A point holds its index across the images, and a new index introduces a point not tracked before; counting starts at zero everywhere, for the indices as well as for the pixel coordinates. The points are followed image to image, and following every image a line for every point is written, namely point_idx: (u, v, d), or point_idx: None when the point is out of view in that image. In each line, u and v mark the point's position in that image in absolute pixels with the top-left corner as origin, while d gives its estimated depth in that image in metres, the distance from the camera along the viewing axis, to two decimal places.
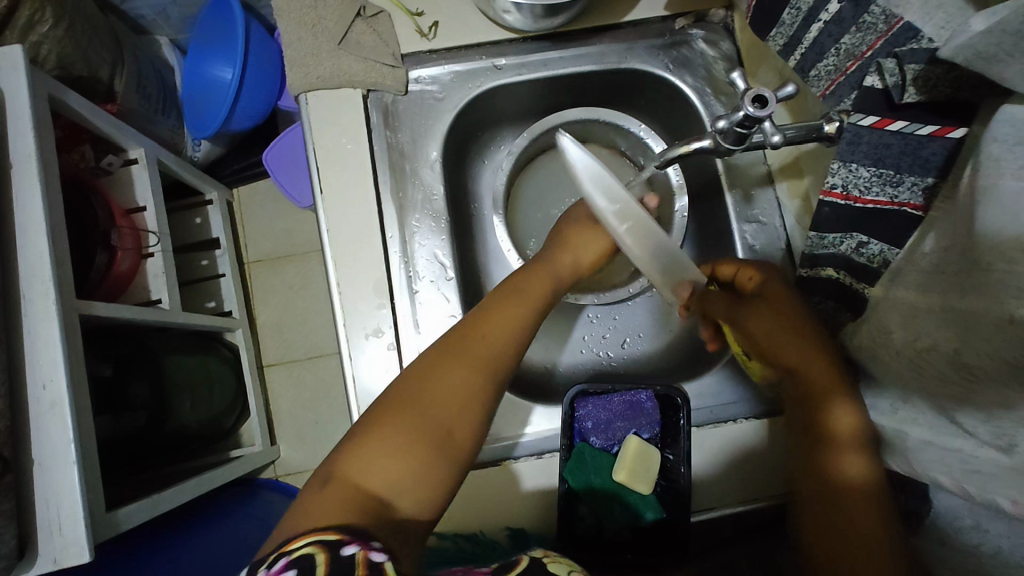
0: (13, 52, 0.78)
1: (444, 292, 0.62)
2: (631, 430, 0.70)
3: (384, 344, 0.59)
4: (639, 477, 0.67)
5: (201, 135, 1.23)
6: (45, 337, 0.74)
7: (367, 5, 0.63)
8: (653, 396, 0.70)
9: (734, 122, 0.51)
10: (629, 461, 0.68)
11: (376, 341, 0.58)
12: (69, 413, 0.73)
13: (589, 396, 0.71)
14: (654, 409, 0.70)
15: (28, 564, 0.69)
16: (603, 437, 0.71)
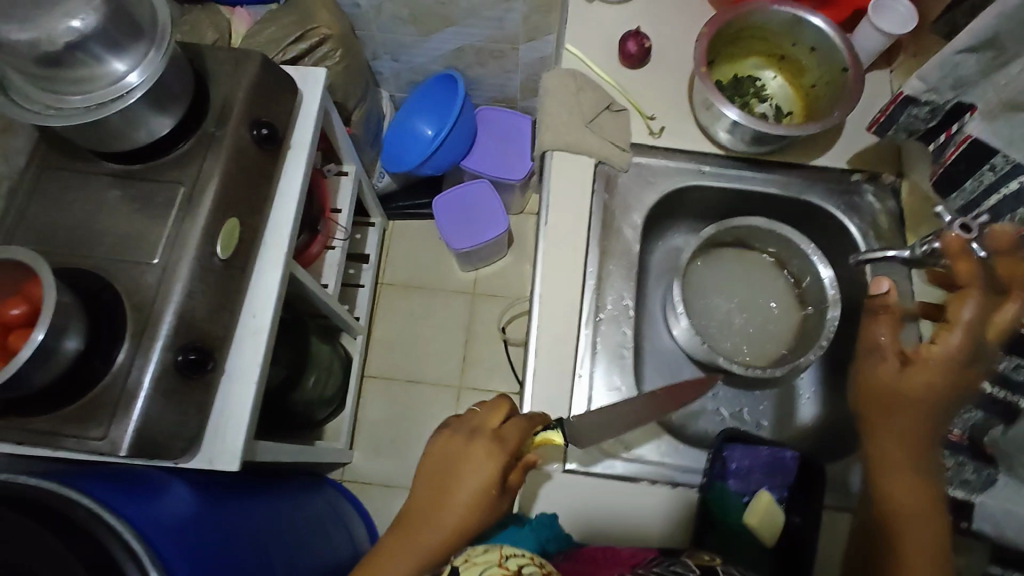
0: (319, 72, 1.03)
1: (622, 327, 0.74)
2: (765, 486, 0.79)
3: (564, 351, 0.71)
4: (764, 526, 0.76)
5: (392, 170, 1.48)
6: (268, 278, 0.90)
7: (614, 102, 0.80)
8: (796, 456, 0.79)
9: (944, 244, 0.67)
10: (760, 511, 0.77)
11: (559, 348, 0.71)
12: (264, 342, 0.87)
13: (736, 442, 0.80)
14: (793, 468, 0.79)
15: (191, 454, 0.80)
16: (739, 483, 0.78)
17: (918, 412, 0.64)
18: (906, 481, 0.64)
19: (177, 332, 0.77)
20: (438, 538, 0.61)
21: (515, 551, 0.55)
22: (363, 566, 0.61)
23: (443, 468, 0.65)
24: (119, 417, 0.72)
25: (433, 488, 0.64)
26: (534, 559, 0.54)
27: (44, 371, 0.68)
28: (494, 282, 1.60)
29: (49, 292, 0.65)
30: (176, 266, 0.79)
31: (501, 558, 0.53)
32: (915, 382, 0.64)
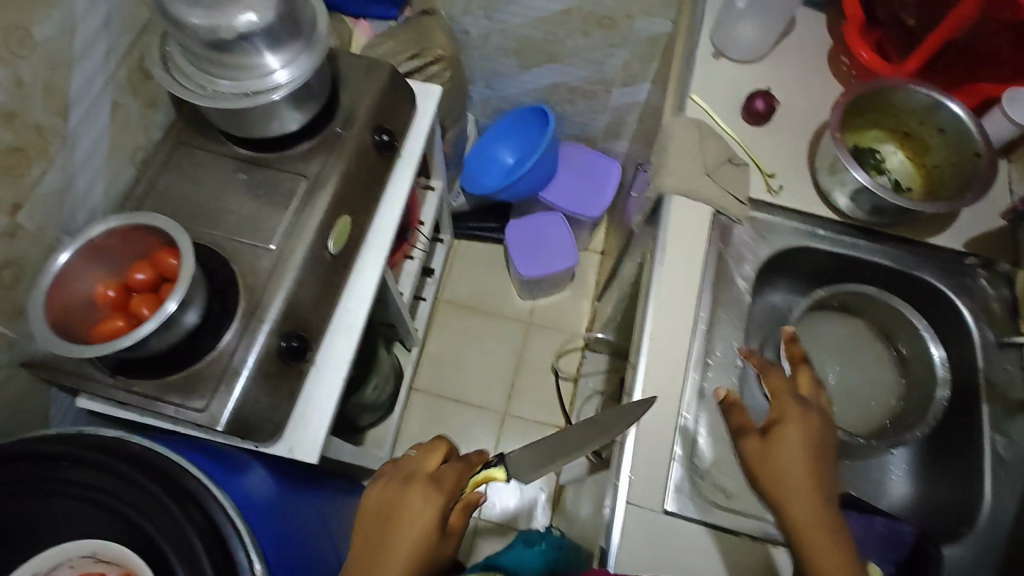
0: (434, 90, 1.08)
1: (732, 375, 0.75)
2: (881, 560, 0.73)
3: (674, 387, 0.72)
4: None
5: (469, 192, 1.52)
6: (366, 278, 0.92)
7: (736, 156, 0.82)
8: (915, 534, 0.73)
9: None
10: None
11: (669, 384, 0.72)
12: (355, 340, 0.88)
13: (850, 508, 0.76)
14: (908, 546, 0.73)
15: (274, 441, 0.80)
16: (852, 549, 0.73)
17: (808, 461, 0.61)
18: (806, 507, 0.59)
19: (283, 318, 0.79)
20: None
21: None
22: None
23: (380, 513, 0.64)
24: (221, 393, 0.73)
25: (371, 533, 0.63)
26: None
27: (164, 337, 0.70)
28: (551, 313, 1.61)
29: (188, 258, 0.69)
30: (291, 254, 0.82)
31: None
32: (801, 446, 0.61)
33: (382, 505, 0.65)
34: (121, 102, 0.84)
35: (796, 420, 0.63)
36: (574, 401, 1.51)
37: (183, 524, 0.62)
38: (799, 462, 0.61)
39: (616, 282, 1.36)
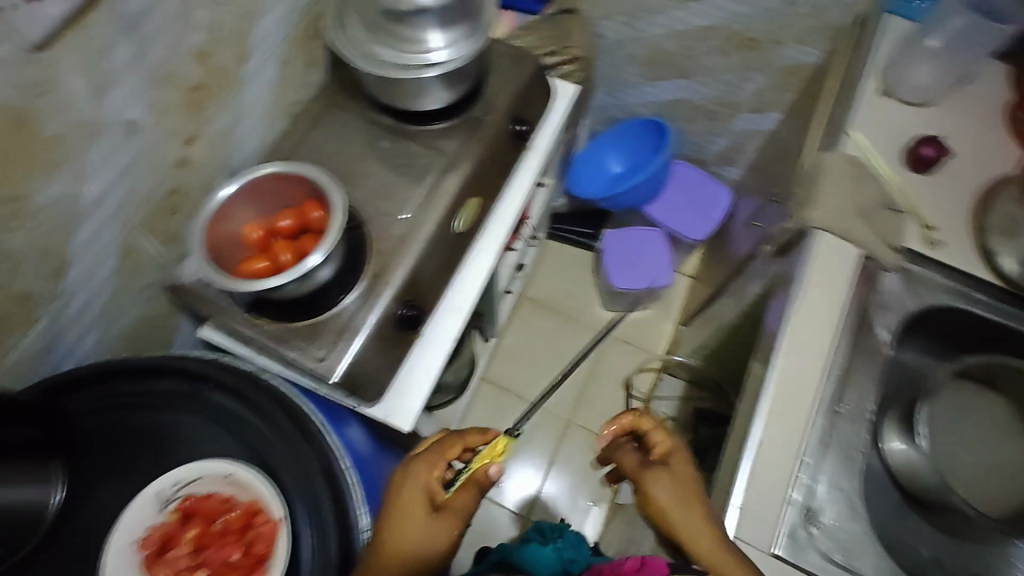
0: (573, 88, 1.07)
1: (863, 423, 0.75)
2: None
3: (802, 427, 0.70)
4: None
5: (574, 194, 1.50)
6: (481, 261, 0.92)
7: (892, 204, 0.80)
8: None
9: None
10: None
11: (797, 424, 0.70)
12: (463, 320, 0.88)
13: None
14: None
15: (373, 402, 0.80)
16: None
17: (685, 502, 0.67)
18: (696, 530, 0.64)
19: (405, 287, 0.81)
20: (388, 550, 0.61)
21: None
22: None
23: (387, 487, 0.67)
24: (340, 348, 0.76)
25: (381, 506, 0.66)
26: None
27: (300, 286, 0.73)
28: (632, 329, 1.57)
29: (341, 216, 0.72)
30: (421, 227, 0.84)
31: None
32: (680, 484, 0.69)
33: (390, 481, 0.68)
34: (291, 59, 0.89)
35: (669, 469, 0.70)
36: None
37: (314, 465, 0.63)
38: (665, 499, 0.68)
39: (713, 311, 1.31)
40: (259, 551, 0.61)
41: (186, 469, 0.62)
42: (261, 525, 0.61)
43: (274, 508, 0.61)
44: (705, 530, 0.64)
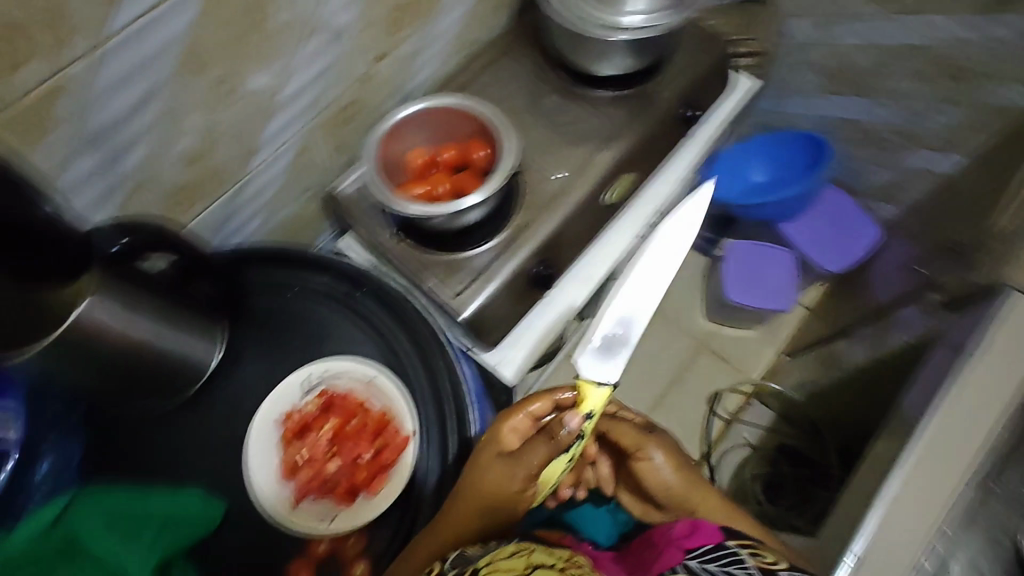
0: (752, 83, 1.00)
1: None
2: None
3: (945, 495, 0.65)
4: None
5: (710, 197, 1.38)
6: (620, 233, 0.88)
7: None
8: None
9: None
10: None
11: (940, 490, 0.66)
12: (590, 290, 0.84)
13: None
14: None
15: (488, 347, 0.81)
16: None
17: (686, 482, 0.69)
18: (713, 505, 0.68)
19: (545, 246, 0.80)
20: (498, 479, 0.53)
21: (545, 558, 0.50)
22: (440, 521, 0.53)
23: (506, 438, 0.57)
24: (473, 289, 0.78)
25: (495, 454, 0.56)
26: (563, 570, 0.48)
27: (451, 219, 0.75)
28: (732, 345, 1.45)
29: (512, 158, 0.73)
30: (573, 190, 0.83)
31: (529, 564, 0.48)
32: (674, 463, 0.69)
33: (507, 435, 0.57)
34: None
35: (665, 445, 0.70)
36: (719, 442, 1.36)
37: (427, 389, 0.59)
38: (672, 480, 0.68)
39: (840, 354, 1.24)
40: (386, 461, 0.56)
41: (333, 361, 0.58)
42: (392, 436, 0.56)
43: (408, 420, 0.57)
44: (722, 509, 0.67)
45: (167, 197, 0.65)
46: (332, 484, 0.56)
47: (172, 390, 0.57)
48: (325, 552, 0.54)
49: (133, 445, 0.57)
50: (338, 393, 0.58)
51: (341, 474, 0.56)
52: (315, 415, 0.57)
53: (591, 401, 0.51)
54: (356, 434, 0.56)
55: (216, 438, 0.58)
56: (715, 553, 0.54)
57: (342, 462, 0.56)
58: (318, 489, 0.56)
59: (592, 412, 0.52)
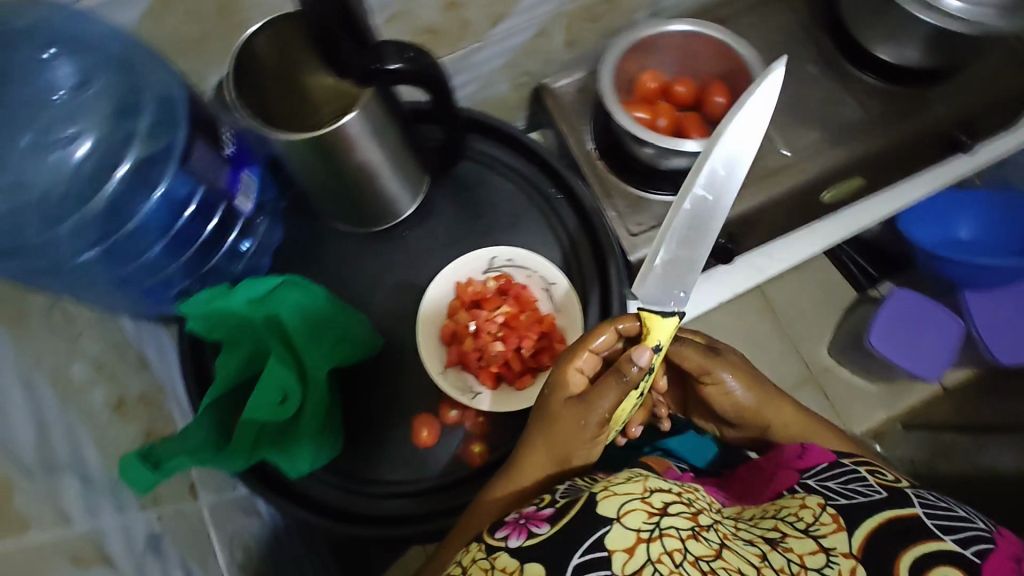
0: None
1: None
2: None
3: None
4: None
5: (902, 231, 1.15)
6: (808, 241, 0.85)
7: None
8: None
9: None
10: None
11: None
12: (753, 282, 0.84)
13: None
14: None
15: None
16: None
17: (761, 399, 0.57)
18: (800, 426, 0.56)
19: (739, 219, 0.76)
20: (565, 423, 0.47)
21: (660, 482, 0.44)
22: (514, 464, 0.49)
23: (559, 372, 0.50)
24: (652, 234, 0.75)
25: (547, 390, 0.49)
26: (681, 497, 0.43)
27: (660, 157, 0.71)
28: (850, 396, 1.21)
29: None
30: (794, 175, 0.76)
31: (645, 490, 0.43)
32: (745, 380, 0.56)
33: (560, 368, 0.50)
34: None
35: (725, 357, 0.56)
36: None
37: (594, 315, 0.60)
38: (749, 402, 0.56)
39: (972, 453, 1.10)
40: (543, 363, 0.57)
41: (526, 253, 0.59)
42: (554, 344, 0.57)
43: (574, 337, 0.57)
44: (802, 423, 0.57)
45: (414, 33, 0.64)
46: (485, 362, 0.56)
47: (368, 220, 0.60)
48: (455, 421, 0.56)
49: (328, 251, 0.62)
50: (518, 286, 0.59)
51: (500, 356, 0.55)
52: (491, 295, 0.58)
53: (658, 333, 0.44)
54: (527, 327, 0.56)
55: (394, 276, 0.61)
56: (832, 470, 0.49)
57: (505, 344, 0.56)
58: (473, 361, 0.56)
59: (661, 346, 0.45)
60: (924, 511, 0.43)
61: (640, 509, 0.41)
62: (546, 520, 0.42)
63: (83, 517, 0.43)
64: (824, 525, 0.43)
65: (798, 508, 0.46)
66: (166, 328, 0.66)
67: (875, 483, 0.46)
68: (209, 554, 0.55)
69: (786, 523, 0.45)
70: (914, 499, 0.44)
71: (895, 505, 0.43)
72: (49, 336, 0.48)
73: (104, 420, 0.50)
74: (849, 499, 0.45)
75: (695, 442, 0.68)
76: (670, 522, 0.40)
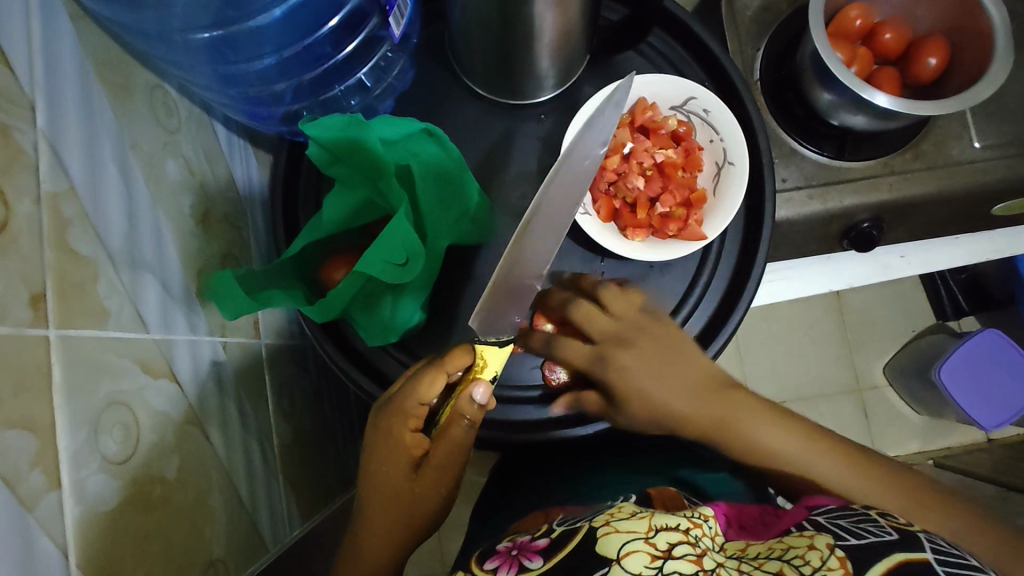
0: None
1: None
2: None
3: None
4: None
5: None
6: (948, 254, 0.76)
7: None
8: None
9: None
10: None
11: None
12: (873, 280, 0.77)
13: None
14: None
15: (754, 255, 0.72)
16: None
17: (715, 393, 0.45)
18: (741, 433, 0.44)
19: (897, 203, 0.66)
20: (434, 473, 0.41)
21: (673, 518, 0.36)
22: (387, 513, 0.42)
23: (376, 422, 0.42)
24: (796, 196, 0.66)
25: (375, 443, 0.42)
26: (686, 535, 0.34)
27: (839, 107, 0.61)
28: (908, 421, 1.07)
29: (988, 87, 0.54)
30: (978, 171, 0.65)
31: (651, 528, 0.34)
32: (675, 383, 0.45)
33: (374, 423, 0.42)
34: None
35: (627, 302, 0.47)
36: None
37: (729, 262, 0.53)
38: (690, 413, 0.45)
39: None
40: (666, 230, 0.49)
41: (728, 113, 0.49)
42: (689, 221, 0.49)
43: (715, 225, 0.49)
44: (766, 440, 0.43)
45: None
46: (613, 190, 0.50)
47: (510, 89, 0.52)
48: None
49: (455, 113, 0.55)
50: (694, 143, 0.50)
51: (634, 193, 0.49)
52: (664, 133, 0.50)
53: (490, 361, 0.40)
54: (678, 185, 0.49)
55: (520, 162, 0.54)
56: (840, 509, 0.38)
57: (645, 185, 0.49)
58: (603, 181, 0.49)
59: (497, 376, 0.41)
60: (934, 556, 0.31)
61: (643, 552, 0.32)
62: (541, 553, 0.36)
63: (158, 324, 0.39)
64: (830, 572, 0.31)
65: (804, 549, 0.33)
66: (254, 150, 0.60)
67: (889, 526, 0.34)
68: (260, 395, 0.52)
69: (790, 566, 0.32)
70: (927, 542, 0.33)
71: (904, 548, 0.32)
72: (149, 118, 0.42)
73: (188, 228, 0.46)
74: (859, 539, 0.33)
75: (722, 479, 0.54)
76: (675, 569, 0.32)
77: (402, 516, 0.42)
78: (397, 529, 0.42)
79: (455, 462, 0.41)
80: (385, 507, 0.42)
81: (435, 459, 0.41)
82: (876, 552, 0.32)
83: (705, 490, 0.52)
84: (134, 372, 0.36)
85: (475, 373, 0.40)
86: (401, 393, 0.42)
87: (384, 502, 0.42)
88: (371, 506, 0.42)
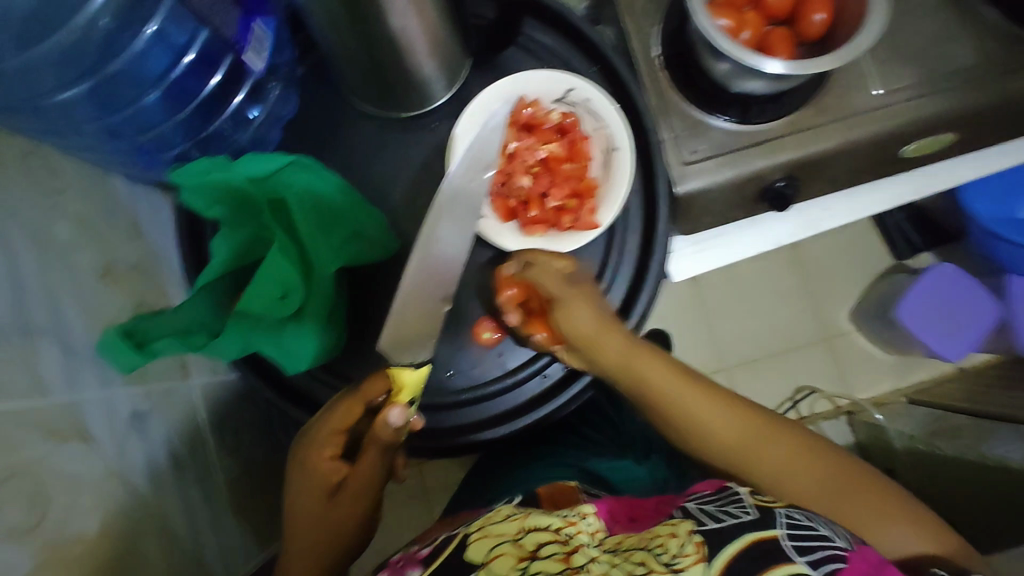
0: None
1: None
2: None
3: None
4: None
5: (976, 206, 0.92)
6: (873, 199, 0.78)
7: None
8: None
9: None
10: None
11: None
12: (803, 235, 0.78)
13: None
14: None
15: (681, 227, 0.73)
16: None
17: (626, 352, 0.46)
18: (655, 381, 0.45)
19: (807, 160, 0.67)
20: (353, 493, 0.43)
21: (546, 520, 0.38)
22: (315, 537, 0.43)
23: (297, 450, 0.44)
24: (708, 166, 0.66)
25: (296, 470, 0.43)
26: (557, 537, 0.37)
27: (734, 76, 0.61)
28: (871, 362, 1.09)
29: (865, 39, 0.54)
30: (881, 117, 0.66)
31: (521, 529, 0.37)
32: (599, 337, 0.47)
33: (296, 450, 0.44)
34: None
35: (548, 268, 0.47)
36: None
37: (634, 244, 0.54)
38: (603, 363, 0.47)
39: None
40: (562, 223, 0.50)
41: (606, 99, 0.50)
42: (582, 211, 0.50)
43: (607, 212, 0.50)
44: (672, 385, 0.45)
45: None
46: (505, 192, 0.50)
47: (395, 103, 0.53)
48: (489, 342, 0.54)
49: (347, 132, 0.55)
50: (580, 133, 0.51)
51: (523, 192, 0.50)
52: (548, 128, 0.51)
53: (408, 385, 0.39)
54: (566, 178, 0.50)
55: (418, 172, 0.55)
56: (716, 494, 0.41)
57: (534, 183, 0.50)
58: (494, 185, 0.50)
59: (415, 397, 0.40)
60: (786, 532, 0.36)
61: (510, 555, 0.35)
62: (419, 563, 0.38)
63: (62, 388, 0.40)
64: (685, 558, 0.35)
65: (666, 538, 0.37)
66: (162, 193, 0.60)
67: (750, 506, 0.39)
68: (196, 436, 0.53)
69: (652, 557, 0.35)
70: (783, 519, 0.38)
71: (759, 527, 0.36)
72: (28, 184, 0.42)
73: (89, 284, 0.46)
74: (717, 523, 0.37)
75: (624, 467, 0.60)
76: (539, 568, 0.34)
77: (323, 536, 0.43)
78: (321, 551, 0.43)
79: (375, 482, 0.43)
80: (305, 531, 0.43)
81: (354, 480, 0.42)
82: (728, 535, 0.36)
83: (611, 481, 0.58)
84: (35, 440, 0.37)
85: (393, 396, 0.39)
86: (321, 421, 0.44)
87: (305, 526, 0.43)
88: (295, 531, 0.43)
